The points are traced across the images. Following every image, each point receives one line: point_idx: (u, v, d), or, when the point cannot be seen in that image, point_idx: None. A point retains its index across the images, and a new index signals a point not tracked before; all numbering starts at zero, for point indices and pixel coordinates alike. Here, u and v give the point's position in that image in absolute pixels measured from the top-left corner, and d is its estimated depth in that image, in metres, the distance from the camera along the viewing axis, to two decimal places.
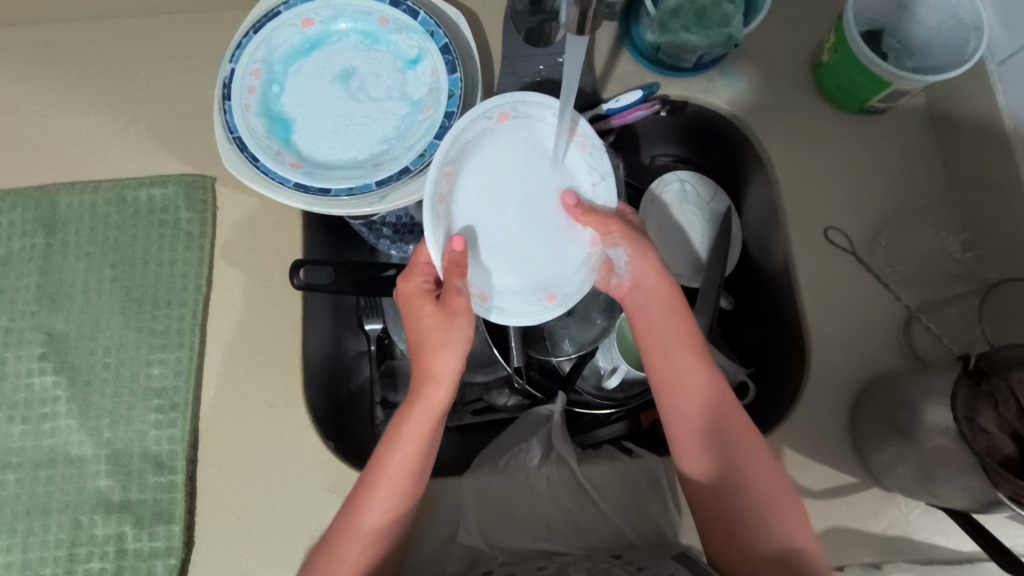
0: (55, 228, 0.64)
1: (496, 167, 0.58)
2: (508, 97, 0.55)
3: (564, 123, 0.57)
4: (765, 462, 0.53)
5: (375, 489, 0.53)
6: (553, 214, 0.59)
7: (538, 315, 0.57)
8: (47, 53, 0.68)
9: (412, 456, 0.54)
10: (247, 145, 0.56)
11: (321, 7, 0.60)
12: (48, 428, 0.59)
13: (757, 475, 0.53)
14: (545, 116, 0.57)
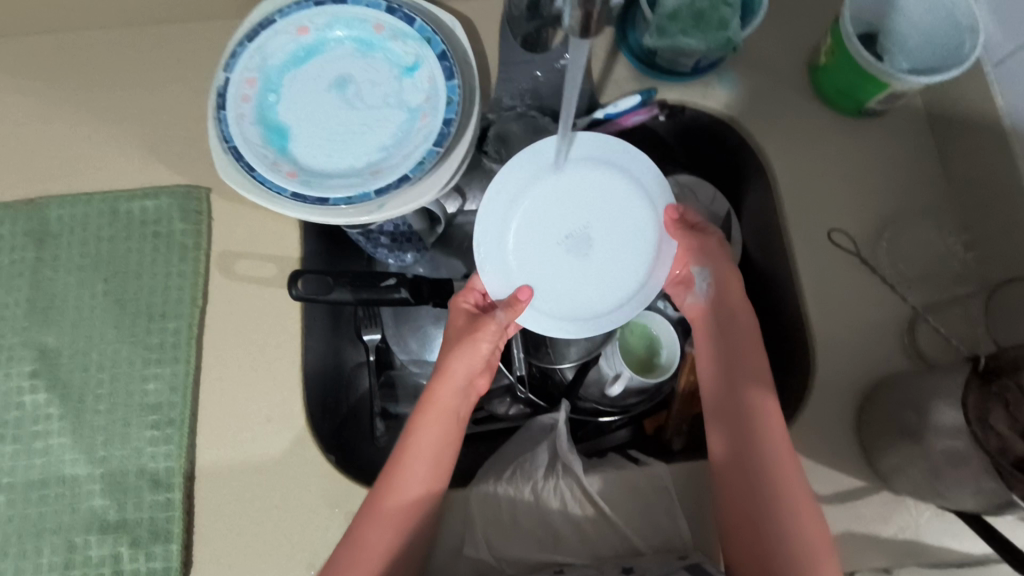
0: (46, 242, 0.62)
1: (568, 299, 0.62)
2: (551, 316, 0.62)
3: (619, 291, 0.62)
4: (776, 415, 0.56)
5: (412, 442, 0.58)
6: (598, 215, 0.62)
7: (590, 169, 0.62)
8: (37, 64, 0.67)
9: (449, 412, 0.60)
10: (243, 154, 0.55)
11: (316, 14, 0.59)
12: (40, 447, 0.57)
13: (768, 426, 0.55)
14: (594, 306, 0.62)
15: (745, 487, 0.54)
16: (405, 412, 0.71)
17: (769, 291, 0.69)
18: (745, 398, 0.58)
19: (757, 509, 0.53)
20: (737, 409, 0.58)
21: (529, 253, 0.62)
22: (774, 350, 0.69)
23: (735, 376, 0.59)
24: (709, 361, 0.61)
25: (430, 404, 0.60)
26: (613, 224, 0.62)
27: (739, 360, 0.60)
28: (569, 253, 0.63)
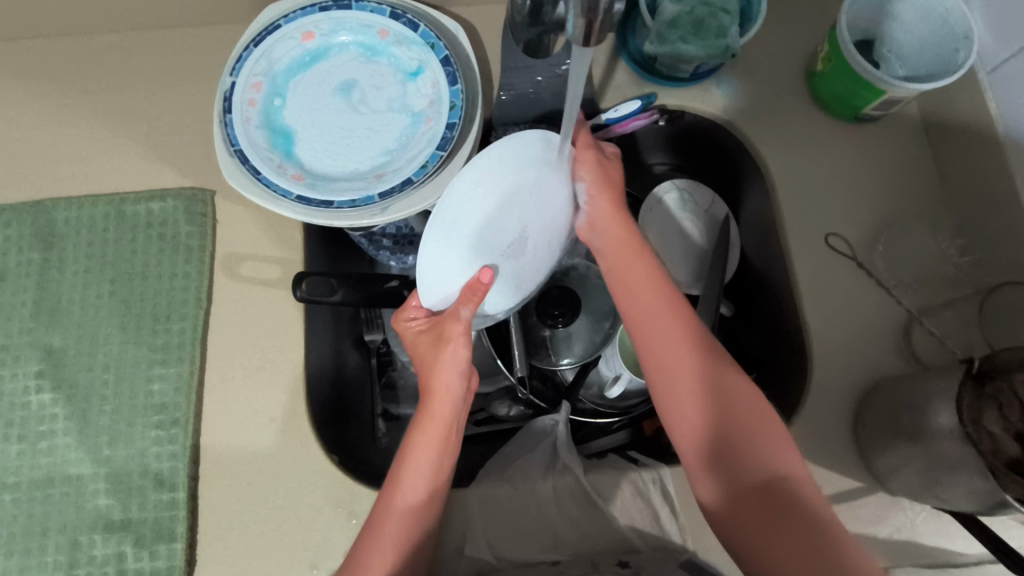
0: (53, 243, 0.63)
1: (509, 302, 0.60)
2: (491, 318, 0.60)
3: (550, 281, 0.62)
4: (726, 365, 0.53)
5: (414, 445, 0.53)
6: (533, 209, 0.54)
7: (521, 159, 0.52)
8: (44, 68, 0.68)
9: (448, 411, 0.54)
10: (249, 157, 0.56)
11: (322, 20, 0.60)
12: (45, 447, 0.58)
13: (726, 380, 0.52)
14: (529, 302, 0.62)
15: (725, 451, 0.51)
16: (406, 414, 0.73)
17: (767, 294, 0.70)
18: (698, 350, 0.53)
19: (741, 472, 0.50)
20: (697, 364, 0.53)
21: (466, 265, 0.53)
22: (771, 353, 0.69)
23: (685, 326, 0.55)
24: (656, 314, 0.55)
25: (429, 401, 0.54)
26: (546, 220, 0.55)
27: (684, 309, 0.56)
28: (510, 258, 0.55)
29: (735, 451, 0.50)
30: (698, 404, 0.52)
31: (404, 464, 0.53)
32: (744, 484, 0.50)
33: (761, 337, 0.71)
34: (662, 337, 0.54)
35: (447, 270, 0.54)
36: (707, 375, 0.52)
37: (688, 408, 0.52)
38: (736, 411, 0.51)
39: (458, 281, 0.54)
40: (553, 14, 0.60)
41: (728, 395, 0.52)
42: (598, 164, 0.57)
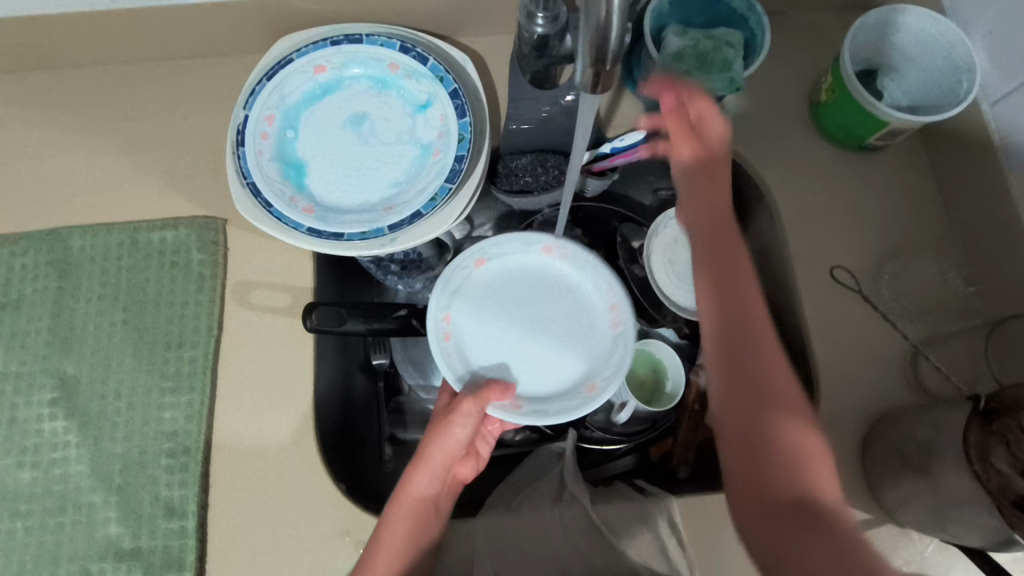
0: (67, 271, 0.64)
1: (504, 283, 0.62)
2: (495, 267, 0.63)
3: (540, 247, 0.62)
4: (788, 402, 0.47)
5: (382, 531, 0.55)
6: (551, 334, 0.61)
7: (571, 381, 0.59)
8: (62, 97, 0.70)
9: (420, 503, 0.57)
10: (261, 190, 0.57)
11: (333, 54, 0.61)
12: (58, 474, 0.58)
13: (788, 425, 0.46)
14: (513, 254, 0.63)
15: (774, 507, 0.44)
16: (413, 438, 0.72)
17: None
18: (766, 392, 0.47)
19: (799, 543, 0.43)
20: (763, 406, 0.47)
21: (483, 334, 0.61)
22: None
23: (749, 368, 0.48)
24: (711, 283, 0.50)
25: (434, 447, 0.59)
26: (517, 270, 0.63)
27: (755, 341, 0.48)
28: (459, 295, 0.62)
29: (782, 478, 0.45)
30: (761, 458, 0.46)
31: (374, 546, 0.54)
32: (805, 563, 0.42)
33: None
34: (722, 370, 0.48)
35: (461, 329, 0.61)
36: (768, 414, 0.46)
37: (747, 455, 0.46)
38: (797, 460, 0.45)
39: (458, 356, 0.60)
40: (560, 48, 0.60)
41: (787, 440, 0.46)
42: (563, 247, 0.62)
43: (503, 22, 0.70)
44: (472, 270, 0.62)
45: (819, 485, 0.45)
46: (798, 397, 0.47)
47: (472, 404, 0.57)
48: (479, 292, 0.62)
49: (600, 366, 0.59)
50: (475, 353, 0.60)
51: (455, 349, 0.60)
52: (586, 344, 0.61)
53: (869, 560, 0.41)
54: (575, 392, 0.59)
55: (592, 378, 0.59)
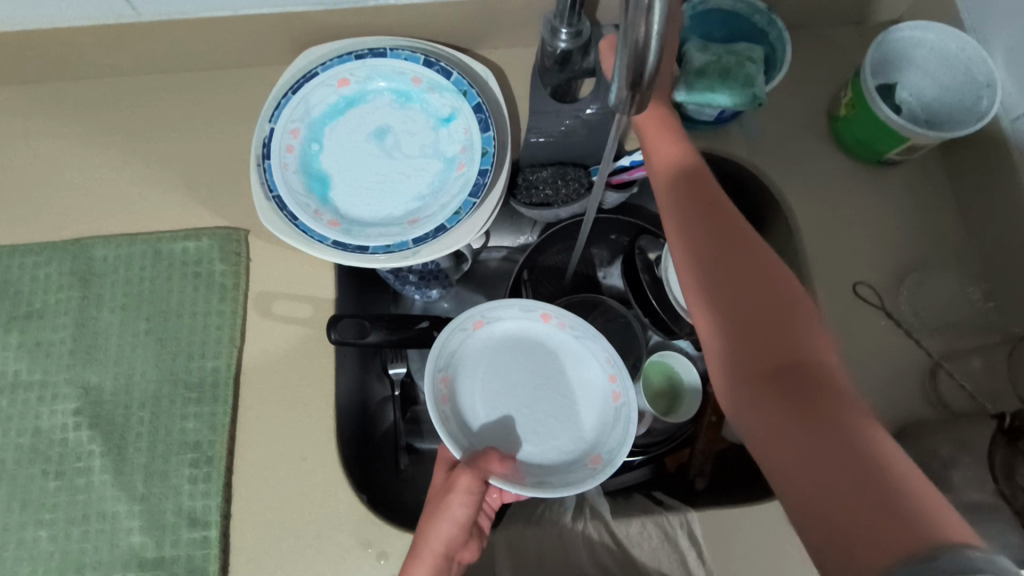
0: (91, 280, 0.64)
1: (504, 350, 0.63)
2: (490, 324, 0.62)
3: (539, 313, 0.62)
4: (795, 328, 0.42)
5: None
6: (551, 404, 0.62)
7: (572, 452, 0.60)
8: (86, 107, 0.70)
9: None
10: (286, 203, 0.57)
11: (357, 68, 0.62)
12: (82, 483, 0.59)
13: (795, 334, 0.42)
14: (515, 316, 0.62)
15: (789, 413, 0.39)
16: (428, 449, 0.72)
17: None
18: (758, 301, 0.44)
19: (812, 433, 0.37)
20: (766, 312, 0.43)
21: (481, 396, 0.61)
22: None
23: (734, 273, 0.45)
24: (675, 197, 0.49)
25: (433, 522, 0.54)
26: (510, 336, 0.63)
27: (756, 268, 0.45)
28: (454, 362, 0.61)
29: (766, 369, 0.41)
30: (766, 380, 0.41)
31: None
32: (832, 495, 0.35)
33: None
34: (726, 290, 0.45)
35: (458, 390, 0.61)
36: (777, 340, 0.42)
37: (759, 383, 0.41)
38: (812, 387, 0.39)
39: (454, 423, 0.59)
40: (582, 62, 0.63)
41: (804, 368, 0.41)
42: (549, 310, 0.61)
43: (523, 35, 0.71)
44: (468, 332, 0.62)
45: (848, 422, 0.37)
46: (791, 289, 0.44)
47: (468, 479, 0.54)
48: (481, 355, 0.62)
49: (600, 438, 0.60)
50: (471, 417, 0.60)
51: (450, 414, 0.59)
52: (584, 416, 0.61)
53: (894, 467, 0.35)
54: (578, 463, 0.59)
55: (594, 451, 0.59)
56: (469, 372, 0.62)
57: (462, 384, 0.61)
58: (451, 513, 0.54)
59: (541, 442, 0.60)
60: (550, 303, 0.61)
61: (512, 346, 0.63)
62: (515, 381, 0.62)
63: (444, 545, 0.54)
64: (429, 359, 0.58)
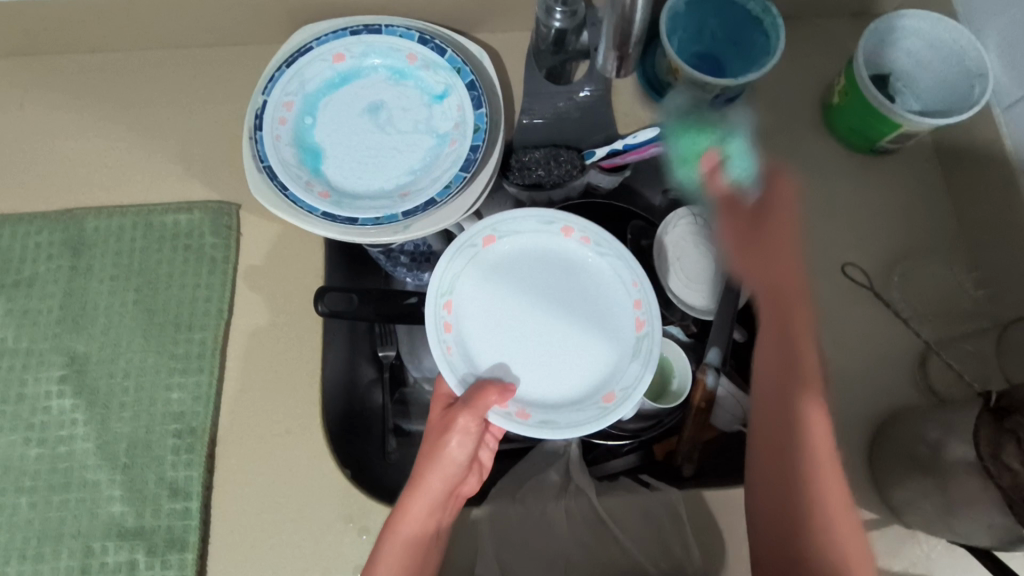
0: (81, 250, 0.64)
1: (517, 267, 0.61)
2: (493, 222, 0.60)
3: (559, 226, 0.61)
4: (836, 491, 0.52)
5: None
6: (565, 330, 0.60)
7: (586, 388, 0.58)
8: (81, 81, 0.70)
9: (409, 549, 0.52)
10: (277, 174, 0.57)
11: (353, 43, 0.62)
12: (64, 451, 0.58)
13: (822, 453, 0.53)
14: (531, 225, 0.61)
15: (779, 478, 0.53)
16: None
17: None
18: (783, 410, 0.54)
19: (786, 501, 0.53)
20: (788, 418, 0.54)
21: (489, 319, 0.59)
22: None
23: (788, 381, 0.55)
24: (789, 296, 0.57)
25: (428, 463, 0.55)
26: (522, 255, 0.61)
27: (801, 397, 0.55)
28: (460, 283, 0.60)
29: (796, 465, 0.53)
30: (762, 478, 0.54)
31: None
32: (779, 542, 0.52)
33: None
34: (765, 396, 0.56)
35: (464, 311, 0.60)
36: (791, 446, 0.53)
37: (766, 520, 0.54)
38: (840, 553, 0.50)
39: (458, 351, 0.58)
40: (577, 43, 0.64)
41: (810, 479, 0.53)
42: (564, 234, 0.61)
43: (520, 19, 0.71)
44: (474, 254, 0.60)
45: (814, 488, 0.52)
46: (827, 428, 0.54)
47: (473, 416, 0.54)
48: (494, 263, 0.61)
49: (617, 373, 0.58)
50: (475, 347, 0.58)
51: (456, 344, 0.58)
52: (604, 341, 0.59)
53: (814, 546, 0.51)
54: (591, 402, 0.57)
55: (608, 388, 0.58)
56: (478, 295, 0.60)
57: (469, 306, 0.60)
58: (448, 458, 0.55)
59: (552, 376, 0.58)
60: (571, 213, 0.60)
61: (526, 260, 0.61)
62: (526, 304, 0.60)
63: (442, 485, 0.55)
64: (430, 282, 0.58)
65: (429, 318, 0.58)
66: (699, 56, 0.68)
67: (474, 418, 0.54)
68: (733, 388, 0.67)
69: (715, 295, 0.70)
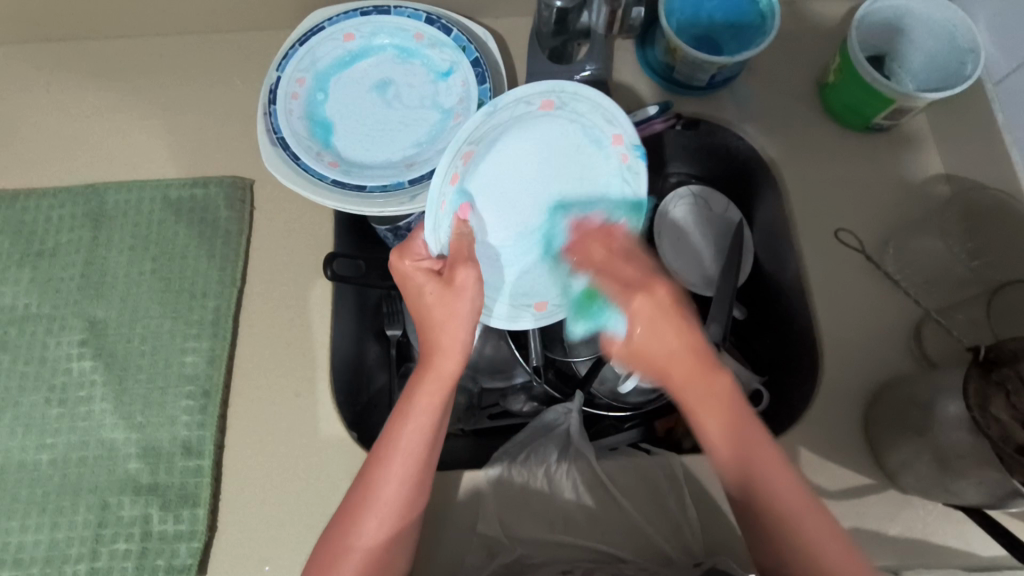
0: (102, 222, 0.67)
1: (541, 138, 0.62)
2: (547, 85, 0.58)
3: (612, 133, 0.61)
4: (778, 463, 0.50)
5: (372, 508, 0.51)
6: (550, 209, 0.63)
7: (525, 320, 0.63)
8: (102, 65, 0.73)
9: (414, 456, 0.51)
10: (290, 144, 0.60)
11: (362, 23, 0.64)
12: (83, 411, 0.61)
13: (779, 490, 0.49)
14: (592, 113, 0.60)
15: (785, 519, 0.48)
16: None
17: (777, 296, 0.72)
18: (722, 434, 0.50)
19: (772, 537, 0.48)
20: (753, 429, 0.50)
21: (490, 181, 0.61)
22: (780, 356, 0.71)
23: (716, 406, 0.51)
24: (671, 355, 0.52)
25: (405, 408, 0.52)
26: (552, 141, 0.62)
27: (748, 419, 0.51)
28: (488, 138, 0.60)
29: (766, 489, 0.49)
30: (732, 499, 0.51)
31: (367, 509, 0.51)
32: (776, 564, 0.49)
33: (772, 341, 0.73)
34: (715, 414, 0.51)
35: (477, 160, 0.60)
36: (761, 455, 0.50)
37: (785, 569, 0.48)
38: (784, 518, 0.48)
39: (449, 211, 0.58)
40: (577, 23, 0.66)
41: (772, 491, 0.49)
42: (580, 242, 0.61)
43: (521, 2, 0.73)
44: (513, 121, 0.60)
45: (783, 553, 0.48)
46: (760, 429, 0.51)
47: (474, 275, 0.54)
48: (545, 109, 0.60)
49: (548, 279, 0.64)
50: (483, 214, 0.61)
51: (450, 199, 0.58)
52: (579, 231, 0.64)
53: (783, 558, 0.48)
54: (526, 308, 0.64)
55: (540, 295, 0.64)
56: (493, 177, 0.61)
57: (472, 172, 0.60)
58: (460, 344, 0.53)
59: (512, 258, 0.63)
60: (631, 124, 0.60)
61: (549, 142, 0.62)
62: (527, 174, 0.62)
63: (423, 424, 0.52)
64: (466, 124, 0.57)
65: (450, 153, 0.57)
66: (697, 39, 0.70)
67: (476, 275, 0.54)
68: (736, 363, 0.68)
69: (715, 274, 0.73)
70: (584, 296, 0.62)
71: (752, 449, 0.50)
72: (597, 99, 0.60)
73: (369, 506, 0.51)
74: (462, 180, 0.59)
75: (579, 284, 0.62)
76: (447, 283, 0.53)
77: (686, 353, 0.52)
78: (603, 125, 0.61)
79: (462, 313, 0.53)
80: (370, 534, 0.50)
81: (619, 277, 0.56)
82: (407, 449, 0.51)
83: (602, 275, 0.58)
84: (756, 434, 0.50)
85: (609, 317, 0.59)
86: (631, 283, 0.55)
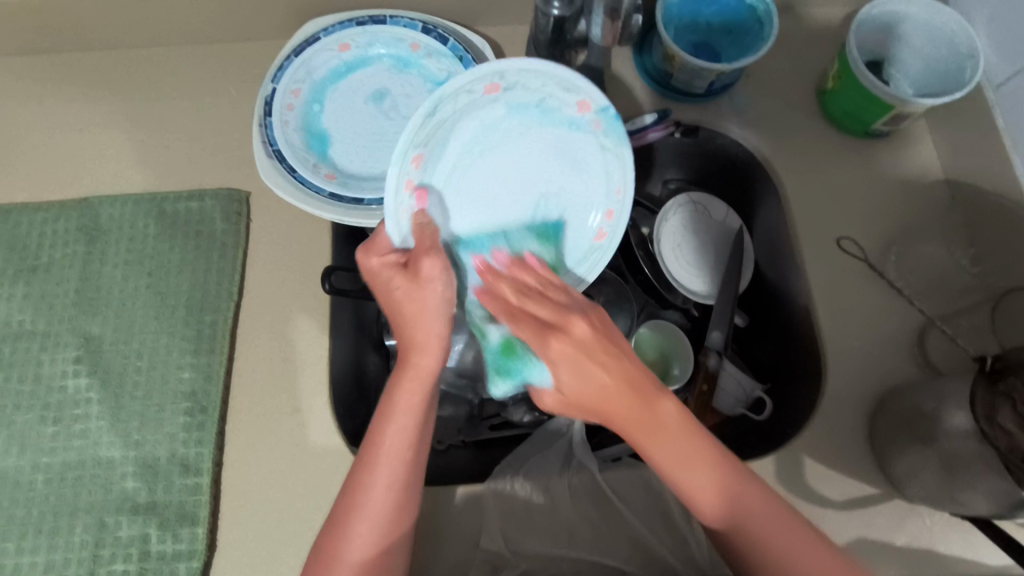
0: (96, 237, 0.66)
1: (511, 125, 0.57)
2: (492, 67, 0.53)
3: (576, 98, 0.56)
4: (770, 511, 0.46)
5: (358, 521, 0.48)
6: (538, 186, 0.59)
7: None
8: (95, 77, 0.72)
9: (401, 454, 0.48)
10: (286, 157, 0.59)
11: (358, 33, 0.64)
12: (79, 430, 0.60)
13: (780, 536, 0.45)
14: (546, 86, 0.55)
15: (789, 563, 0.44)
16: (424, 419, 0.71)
17: (779, 303, 0.71)
18: (702, 499, 0.46)
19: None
20: (739, 490, 0.46)
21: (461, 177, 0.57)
22: (783, 363, 0.71)
23: (690, 480, 0.46)
24: (603, 394, 0.47)
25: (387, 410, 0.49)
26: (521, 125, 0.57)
27: (727, 482, 0.46)
28: (434, 137, 0.55)
29: (766, 554, 0.45)
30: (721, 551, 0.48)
31: (355, 520, 0.48)
32: None
33: (774, 348, 0.72)
34: (689, 482, 0.46)
35: (431, 159, 0.55)
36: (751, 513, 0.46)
37: None
38: (791, 557, 0.44)
39: (412, 213, 0.55)
40: (574, 32, 0.66)
41: (767, 548, 0.45)
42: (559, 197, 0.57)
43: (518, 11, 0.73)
44: (461, 109, 0.55)
45: None
46: (757, 498, 0.46)
47: (441, 262, 0.51)
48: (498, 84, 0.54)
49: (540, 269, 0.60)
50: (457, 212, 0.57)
51: (410, 206, 0.55)
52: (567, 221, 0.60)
53: (794, 567, 0.44)
54: None
55: None
56: (467, 178, 0.58)
57: (434, 169, 0.56)
58: (439, 338, 0.50)
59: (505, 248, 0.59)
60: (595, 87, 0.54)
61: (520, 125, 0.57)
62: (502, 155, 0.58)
63: (409, 417, 0.49)
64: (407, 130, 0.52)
65: (395, 163, 0.53)
66: (695, 45, 0.69)
67: (442, 262, 0.51)
68: (735, 371, 0.70)
69: (715, 282, 0.72)
70: (558, 241, 0.58)
71: (739, 500, 0.46)
72: (551, 73, 0.54)
73: (356, 519, 0.48)
74: (418, 179, 0.55)
75: (539, 256, 0.58)
76: (413, 276, 0.50)
77: (643, 418, 0.46)
78: (563, 96, 0.55)
79: (434, 297, 0.50)
80: (358, 545, 0.47)
81: (574, 355, 0.47)
82: (390, 449, 0.48)
83: (506, 288, 0.53)
84: (751, 498, 0.46)
85: (527, 369, 0.52)
86: (585, 317, 0.49)
